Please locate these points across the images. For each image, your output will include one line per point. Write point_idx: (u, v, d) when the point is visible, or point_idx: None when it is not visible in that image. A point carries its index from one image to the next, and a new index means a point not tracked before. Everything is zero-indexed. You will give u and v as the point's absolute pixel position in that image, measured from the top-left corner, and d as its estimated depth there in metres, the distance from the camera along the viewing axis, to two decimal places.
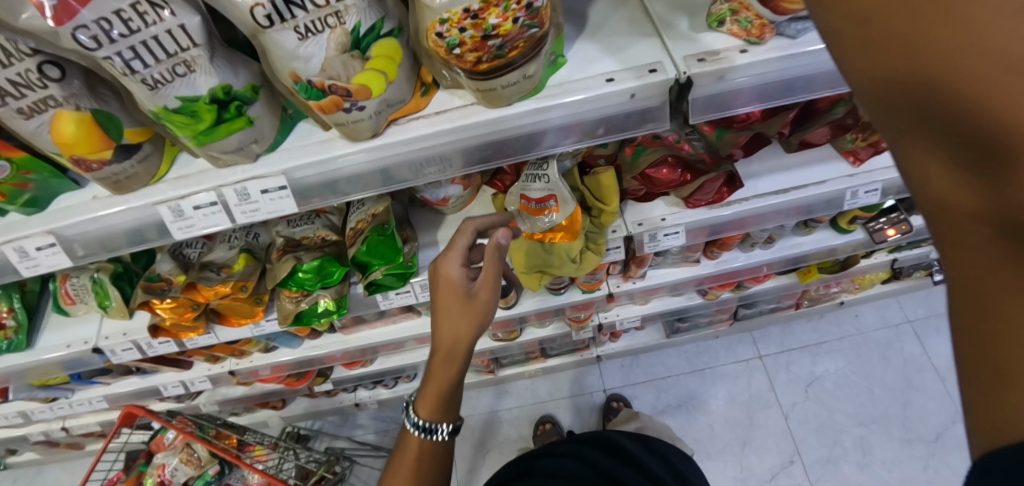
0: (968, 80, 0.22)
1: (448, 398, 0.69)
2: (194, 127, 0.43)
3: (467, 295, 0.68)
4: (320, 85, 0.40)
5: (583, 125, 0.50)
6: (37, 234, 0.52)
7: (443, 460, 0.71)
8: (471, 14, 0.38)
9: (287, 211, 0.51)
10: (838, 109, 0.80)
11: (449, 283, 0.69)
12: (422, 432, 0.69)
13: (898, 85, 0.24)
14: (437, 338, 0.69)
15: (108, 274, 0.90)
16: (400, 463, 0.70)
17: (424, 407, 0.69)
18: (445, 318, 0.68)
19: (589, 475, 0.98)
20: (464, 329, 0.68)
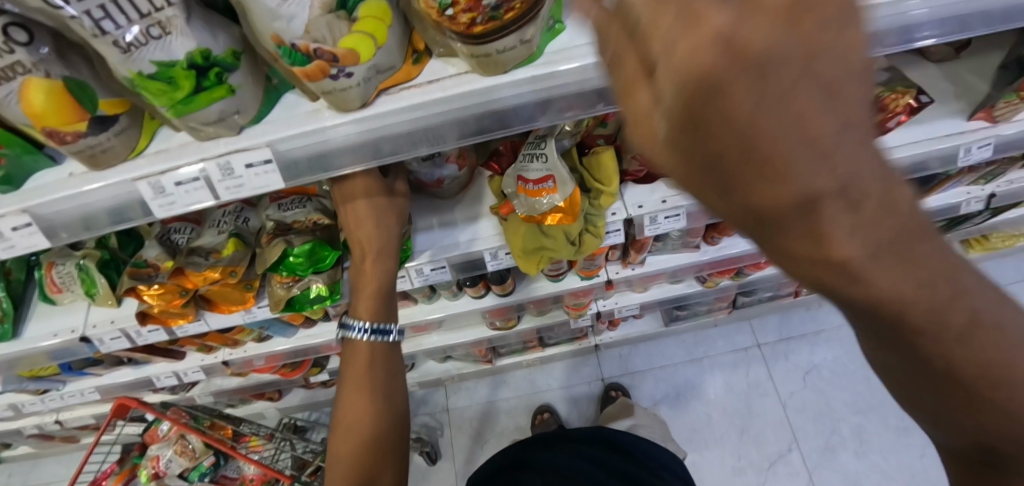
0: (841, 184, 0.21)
1: (387, 296, 0.71)
2: (171, 96, 0.40)
3: (389, 191, 0.71)
4: (304, 48, 0.38)
5: (583, 97, 0.48)
6: (12, 213, 0.49)
7: (393, 365, 0.73)
8: None
9: (272, 187, 0.49)
10: None
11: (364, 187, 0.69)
12: (372, 335, 0.70)
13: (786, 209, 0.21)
14: (360, 242, 0.70)
15: (94, 261, 0.88)
16: (351, 369, 0.71)
17: (365, 311, 0.70)
18: (358, 223, 0.69)
19: (594, 472, 0.98)
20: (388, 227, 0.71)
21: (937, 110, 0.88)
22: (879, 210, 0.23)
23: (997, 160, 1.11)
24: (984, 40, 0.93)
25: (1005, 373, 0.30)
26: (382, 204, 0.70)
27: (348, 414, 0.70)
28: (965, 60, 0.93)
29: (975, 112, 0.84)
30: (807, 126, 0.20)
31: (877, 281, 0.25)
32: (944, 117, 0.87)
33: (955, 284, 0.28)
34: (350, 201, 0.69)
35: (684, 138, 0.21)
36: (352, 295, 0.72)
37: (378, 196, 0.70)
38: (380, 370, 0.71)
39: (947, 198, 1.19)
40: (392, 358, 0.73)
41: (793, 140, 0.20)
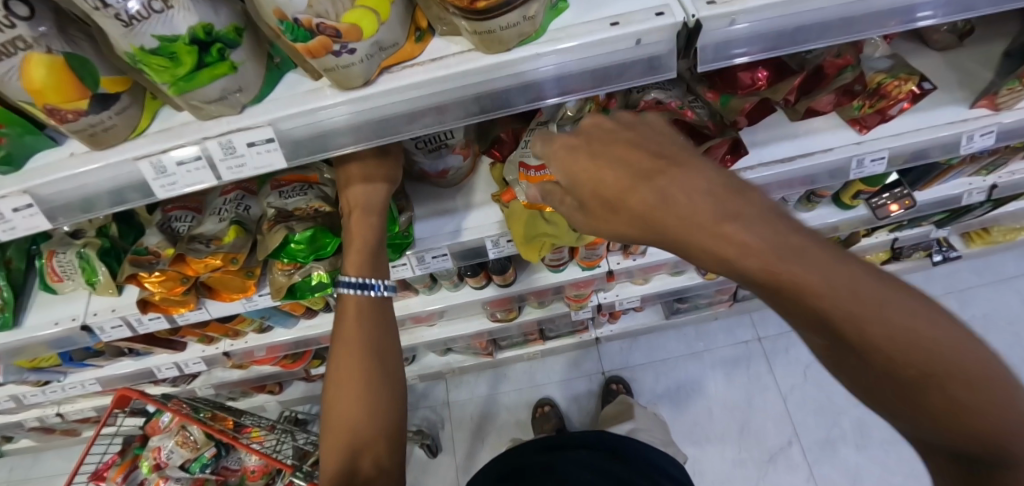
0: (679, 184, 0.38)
1: (376, 253, 0.70)
2: (173, 72, 0.40)
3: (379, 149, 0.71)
4: (307, 23, 0.37)
5: (585, 75, 0.48)
6: (12, 193, 0.49)
7: (383, 329, 0.71)
8: None
9: (275, 166, 0.49)
10: (846, 75, 0.79)
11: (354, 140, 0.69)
12: (358, 289, 0.69)
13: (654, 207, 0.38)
14: (352, 195, 0.69)
15: (95, 249, 0.88)
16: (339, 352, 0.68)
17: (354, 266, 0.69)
18: (350, 174, 0.69)
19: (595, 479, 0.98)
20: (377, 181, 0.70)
21: (940, 98, 0.88)
22: (734, 206, 0.36)
23: (998, 151, 1.11)
24: (985, 30, 0.93)
25: (954, 370, 0.34)
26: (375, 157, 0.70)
27: (339, 397, 0.67)
28: (967, 48, 0.93)
29: (977, 100, 0.84)
30: (635, 161, 0.41)
31: (759, 259, 0.35)
32: (947, 104, 0.87)
33: (867, 277, 0.35)
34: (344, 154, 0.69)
35: (594, 184, 0.42)
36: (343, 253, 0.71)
37: (370, 151, 0.69)
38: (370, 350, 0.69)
39: (949, 189, 1.19)
40: (383, 336, 0.71)
41: (630, 171, 0.40)
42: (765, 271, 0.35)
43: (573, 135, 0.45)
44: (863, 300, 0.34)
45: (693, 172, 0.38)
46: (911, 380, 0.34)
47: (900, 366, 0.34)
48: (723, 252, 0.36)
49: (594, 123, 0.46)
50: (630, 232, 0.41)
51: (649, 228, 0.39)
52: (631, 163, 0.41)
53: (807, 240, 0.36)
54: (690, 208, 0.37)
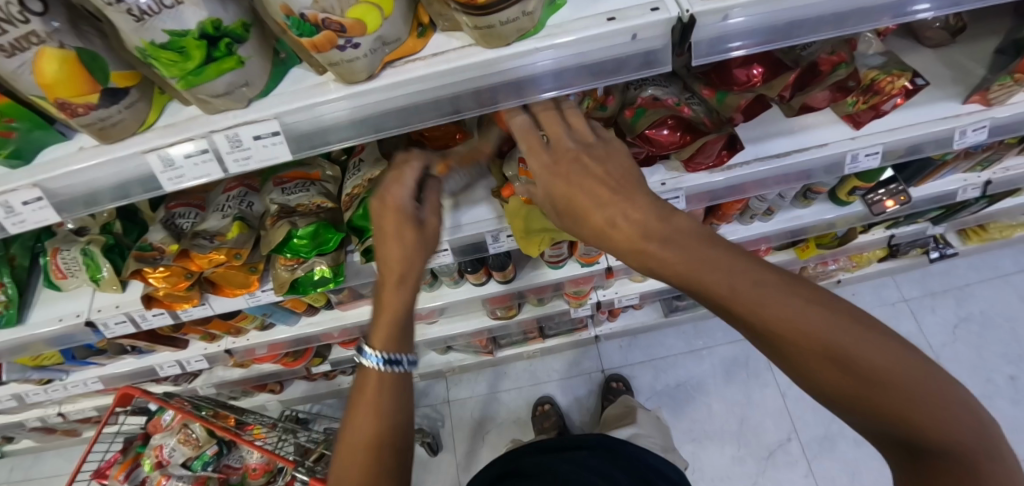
0: (615, 205, 0.50)
1: (406, 331, 0.64)
2: (182, 66, 0.41)
3: (421, 219, 0.67)
4: (313, 18, 0.39)
5: (583, 69, 0.50)
6: (23, 186, 0.50)
7: (404, 409, 0.63)
8: None
9: (281, 159, 0.50)
10: (840, 72, 0.79)
11: (397, 207, 0.65)
12: (384, 365, 0.61)
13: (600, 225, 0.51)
14: (385, 264, 0.64)
15: (99, 246, 0.88)
16: (356, 411, 0.61)
17: (379, 341, 0.62)
18: (383, 241, 0.65)
19: (595, 480, 0.96)
20: (413, 252, 0.65)
21: (932, 94, 0.89)
22: (654, 221, 0.48)
23: (992, 146, 1.13)
24: (977, 27, 0.95)
25: (843, 351, 0.41)
26: (414, 226, 0.66)
27: (342, 471, 0.60)
28: (960, 45, 0.94)
29: (970, 96, 0.86)
30: (592, 183, 0.53)
31: (672, 263, 0.46)
32: (940, 100, 0.88)
33: (761, 274, 0.44)
34: (380, 219, 0.65)
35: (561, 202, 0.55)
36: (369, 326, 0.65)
37: (409, 219, 0.65)
38: (389, 414, 0.61)
39: (944, 185, 1.21)
40: (404, 401, 0.63)
41: (586, 193, 0.52)
42: (679, 272, 0.46)
43: (551, 156, 0.55)
44: (766, 297, 0.43)
45: (634, 201, 0.50)
46: (805, 358, 0.42)
47: (799, 346, 0.42)
48: (649, 260, 0.48)
49: (569, 148, 0.56)
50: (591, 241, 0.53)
51: (601, 239, 0.51)
52: (589, 185, 0.53)
53: (719, 251, 0.46)
54: (622, 224, 0.49)
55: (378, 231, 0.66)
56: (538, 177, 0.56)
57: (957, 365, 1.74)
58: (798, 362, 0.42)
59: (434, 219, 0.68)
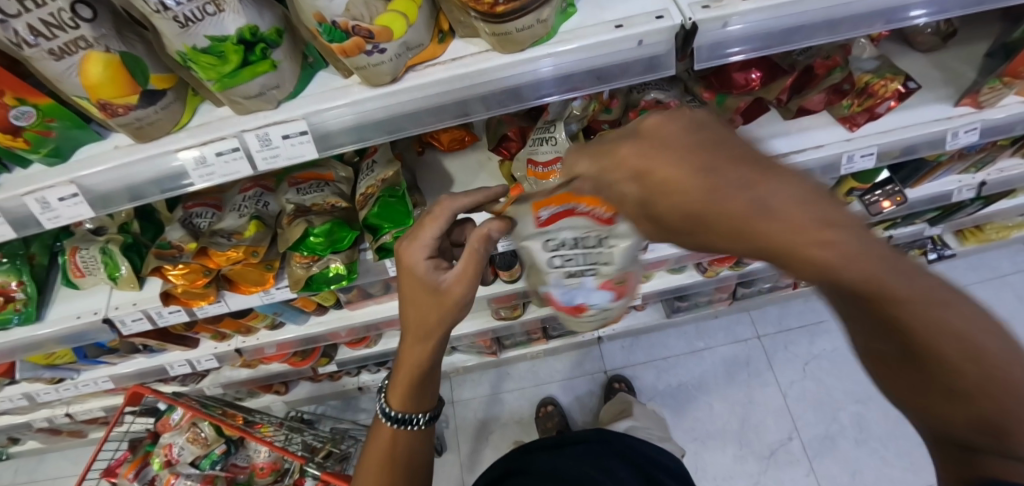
0: (734, 186, 0.34)
1: (419, 386, 0.73)
2: (219, 69, 0.44)
3: (438, 286, 0.65)
4: (344, 25, 0.42)
5: (591, 73, 0.53)
6: (61, 183, 0.53)
7: (418, 443, 0.76)
8: None
9: (307, 157, 0.52)
10: (835, 74, 0.86)
11: (414, 276, 0.65)
12: (395, 421, 0.74)
13: (708, 207, 0.34)
14: (407, 323, 0.69)
15: (118, 245, 0.91)
16: (375, 441, 0.76)
17: (397, 388, 0.73)
18: (405, 301, 0.68)
19: (593, 473, 0.99)
20: (428, 318, 0.66)
21: (925, 97, 0.92)
22: (791, 206, 0.33)
23: (985, 148, 1.16)
24: (968, 33, 0.99)
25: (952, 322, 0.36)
26: (429, 293, 0.65)
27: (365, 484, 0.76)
28: (952, 49, 0.98)
29: (961, 99, 0.88)
30: (697, 158, 0.35)
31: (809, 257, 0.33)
32: (932, 102, 0.91)
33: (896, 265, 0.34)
34: (403, 276, 0.68)
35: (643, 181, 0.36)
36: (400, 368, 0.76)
37: (424, 285, 0.65)
38: (402, 451, 0.75)
39: (940, 186, 1.24)
40: (415, 439, 0.76)
41: (691, 169, 0.34)
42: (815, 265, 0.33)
43: (638, 138, 0.38)
44: (904, 279, 0.35)
45: (764, 181, 0.33)
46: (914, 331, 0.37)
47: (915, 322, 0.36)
48: (778, 251, 0.33)
49: (661, 123, 0.38)
50: (673, 229, 0.36)
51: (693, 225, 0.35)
52: (692, 163, 0.35)
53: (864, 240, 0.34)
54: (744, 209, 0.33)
55: (403, 291, 0.68)
56: (623, 169, 0.38)
57: None
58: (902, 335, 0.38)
59: (453, 287, 0.64)
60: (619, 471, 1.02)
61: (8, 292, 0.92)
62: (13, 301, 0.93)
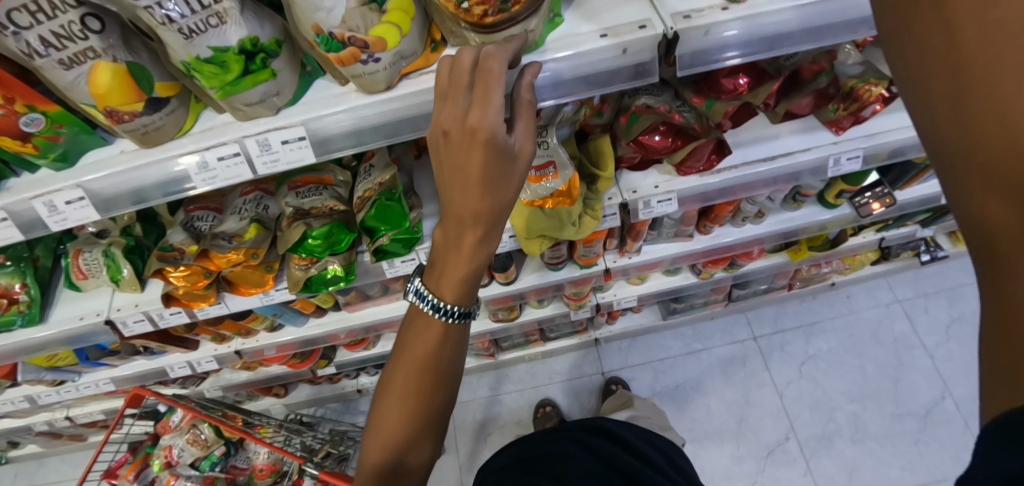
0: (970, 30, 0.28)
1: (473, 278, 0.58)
2: (222, 77, 0.46)
3: (512, 152, 0.47)
4: (341, 36, 0.44)
5: (579, 81, 0.55)
6: (67, 187, 0.55)
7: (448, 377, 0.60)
8: None
9: (306, 161, 0.54)
10: (819, 79, 0.92)
11: (490, 143, 0.45)
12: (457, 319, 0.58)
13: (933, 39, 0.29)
14: (462, 214, 0.50)
15: (120, 248, 0.93)
16: (405, 357, 0.60)
17: (447, 290, 0.57)
18: (464, 188, 0.48)
19: (588, 458, 1.00)
20: (502, 199, 0.49)
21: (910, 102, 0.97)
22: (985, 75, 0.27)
23: None
24: None
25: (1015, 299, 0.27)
26: (506, 165, 0.47)
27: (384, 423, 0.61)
28: None
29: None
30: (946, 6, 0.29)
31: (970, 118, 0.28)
32: None
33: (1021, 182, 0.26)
34: (461, 156, 0.46)
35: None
36: (432, 264, 0.60)
37: (500, 154, 0.46)
38: (435, 386, 0.59)
39: (929, 187, 1.27)
40: (458, 352, 0.61)
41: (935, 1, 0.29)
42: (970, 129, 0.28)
43: None
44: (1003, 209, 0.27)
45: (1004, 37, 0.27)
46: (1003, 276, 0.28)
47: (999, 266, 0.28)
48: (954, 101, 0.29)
49: None
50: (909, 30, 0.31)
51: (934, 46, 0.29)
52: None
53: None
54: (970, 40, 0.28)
55: (461, 168, 0.47)
56: None
57: (950, 366, 1.80)
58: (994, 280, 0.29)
59: (528, 150, 0.49)
60: (615, 453, 1.04)
61: (12, 295, 0.94)
62: (16, 303, 0.94)
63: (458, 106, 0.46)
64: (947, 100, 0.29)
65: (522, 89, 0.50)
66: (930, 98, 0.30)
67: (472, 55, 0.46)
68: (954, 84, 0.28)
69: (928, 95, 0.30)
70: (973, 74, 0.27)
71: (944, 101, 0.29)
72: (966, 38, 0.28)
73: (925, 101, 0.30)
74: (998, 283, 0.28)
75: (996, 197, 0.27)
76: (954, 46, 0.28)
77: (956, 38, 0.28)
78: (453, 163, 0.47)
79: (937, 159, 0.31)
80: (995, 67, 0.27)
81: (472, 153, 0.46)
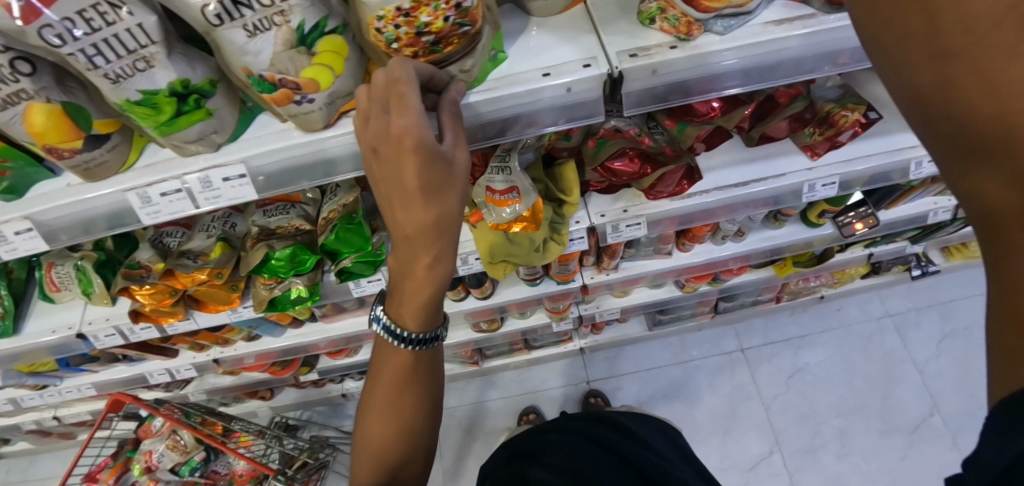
0: (961, 28, 0.26)
1: (435, 300, 0.56)
2: (155, 118, 0.46)
3: (445, 158, 0.46)
4: (271, 78, 0.43)
5: (521, 119, 0.56)
6: (13, 219, 0.55)
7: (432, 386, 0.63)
8: (404, 12, 0.41)
9: (248, 197, 0.54)
10: (796, 103, 0.91)
11: (417, 152, 0.43)
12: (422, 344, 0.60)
13: (920, 39, 0.28)
14: (409, 233, 0.48)
15: (91, 262, 0.93)
16: (377, 381, 0.63)
17: (408, 317, 0.57)
18: (404, 203, 0.47)
19: (586, 447, 0.88)
20: (445, 207, 0.47)
21: (890, 126, 0.95)
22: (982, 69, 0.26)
23: None
24: None
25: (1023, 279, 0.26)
26: (441, 172, 0.46)
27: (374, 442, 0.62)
28: None
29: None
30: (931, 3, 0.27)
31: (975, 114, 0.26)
32: (897, 131, 0.94)
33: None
34: (393, 170, 0.45)
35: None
36: (392, 294, 0.59)
37: (433, 162, 0.45)
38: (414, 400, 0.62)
39: (915, 207, 1.26)
40: (431, 371, 0.63)
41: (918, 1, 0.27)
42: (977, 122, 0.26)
43: None
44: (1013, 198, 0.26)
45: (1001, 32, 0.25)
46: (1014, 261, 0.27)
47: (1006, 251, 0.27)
48: (954, 100, 0.27)
49: None
50: (888, 28, 0.29)
51: (921, 46, 0.28)
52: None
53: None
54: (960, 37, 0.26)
55: (397, 185, 0.46)
56: None
57: (939, 381, 1.78)
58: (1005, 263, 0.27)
59: (461, 155, 0.47)
60: (617, 442, 0.90)
61: None
62: None
63: (379, 123, 0.45)
64: (937, 101, 0.28)
65: (448, 98, 0.48)
66: (928, 99, 0.28)
67: (383, 71, 0.44)
68: (946, 85, 0.27)
69: (923, 99, 0.29)
70: (964, 76, 0.26)
71: (937, 102, 0.28)
72: (959, 39, 0.26)
73: (923, 107, 0.29)
74: (997, 263, 0.28)
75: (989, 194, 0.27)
76: (944, 48, 0.27)
77: (945, 40, 0.27)
78: (389, 182, 0.46)
79: (944, 151, 0.29)
80: (992, 67, 0.25)
81: (400, 166, 0.44)
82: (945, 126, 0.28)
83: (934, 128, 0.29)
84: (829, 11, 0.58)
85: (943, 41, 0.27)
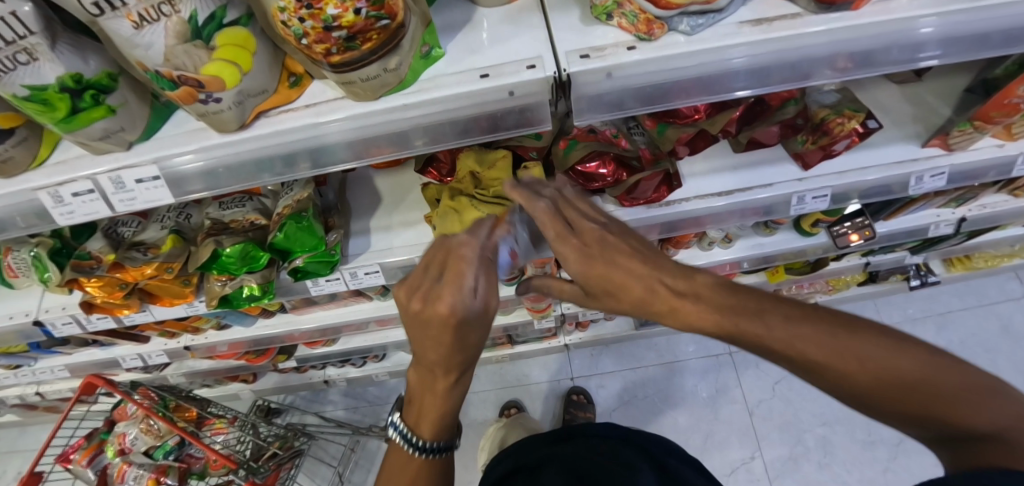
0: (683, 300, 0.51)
1: (451, 410, 0.62)
2: (51, 115, 0.45)
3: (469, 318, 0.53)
4: (168, 74, 0.42)
5: (461, 122, 0.54)
6: None
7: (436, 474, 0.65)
8: (305, 4, 0.39)
9: (164, 199, 0.55)
10: (787, 107, 0.83)
11: (446, 321, 0.52)
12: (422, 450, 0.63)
13: (680, 313, 0.51)
14: (436, 369, 0.57)
15: (46, 249, 0.89)
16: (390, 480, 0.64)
17: (426, 427, 0.62)
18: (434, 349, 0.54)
19: (588, 464, 0.82)
20: (469, 349, 0.56)
21: (889, 135, 0.89)
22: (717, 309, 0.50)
23: (964, 186, 1.10)
24: (946, 64, 0.94)
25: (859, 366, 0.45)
26: (469, 328, 0.53)
27: None
28: (924, 84, 0.94)
29: (930, 138, 0.85)
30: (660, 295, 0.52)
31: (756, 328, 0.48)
32: (896, 141, 0.88)
33: (795, 334, 0.47)
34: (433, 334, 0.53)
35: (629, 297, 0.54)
36: (411, 402, 0.63)
37: (466, 325, 0.53)
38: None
39: (916, 219, 1.19)
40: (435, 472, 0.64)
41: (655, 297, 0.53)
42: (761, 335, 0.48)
43: None
44: (805, 337, 0.46)
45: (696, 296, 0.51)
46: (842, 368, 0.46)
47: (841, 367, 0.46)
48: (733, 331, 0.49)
49: None
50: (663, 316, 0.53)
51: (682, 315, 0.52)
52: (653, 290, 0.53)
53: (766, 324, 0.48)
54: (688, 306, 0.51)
55: (420, 334, 0.54)
56: None
57: None
58: (849, 378, 0.46)
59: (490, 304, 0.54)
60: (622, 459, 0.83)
61: None
62: None
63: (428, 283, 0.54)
64: (777, 357, 0.48)
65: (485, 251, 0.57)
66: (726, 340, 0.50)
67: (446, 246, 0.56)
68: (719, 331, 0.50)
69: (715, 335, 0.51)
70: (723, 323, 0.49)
71: (779, 345, 0.47)
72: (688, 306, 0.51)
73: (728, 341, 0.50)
74: (847, 379, 0.46)
75: (831, 343, 0.46)
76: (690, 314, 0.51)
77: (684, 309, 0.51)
78: (415, 332, 0.55)
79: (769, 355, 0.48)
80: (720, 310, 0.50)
81: (428, 328, 0.53)
82: (808, 352, 0.46)
83: (807, 360, 0.47)
84: (816, 10, 0.54)
85: (676, 304, 0.52)
